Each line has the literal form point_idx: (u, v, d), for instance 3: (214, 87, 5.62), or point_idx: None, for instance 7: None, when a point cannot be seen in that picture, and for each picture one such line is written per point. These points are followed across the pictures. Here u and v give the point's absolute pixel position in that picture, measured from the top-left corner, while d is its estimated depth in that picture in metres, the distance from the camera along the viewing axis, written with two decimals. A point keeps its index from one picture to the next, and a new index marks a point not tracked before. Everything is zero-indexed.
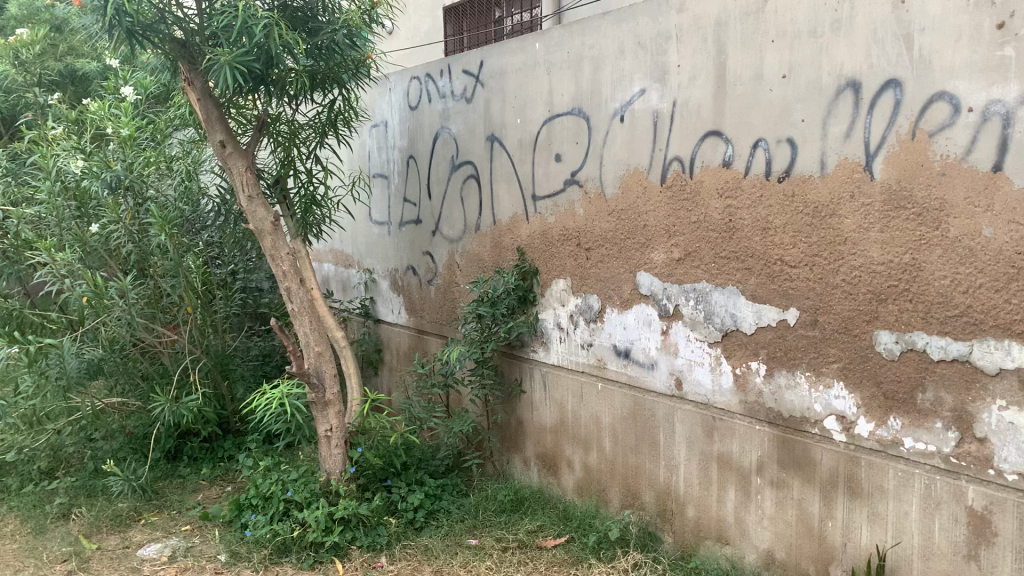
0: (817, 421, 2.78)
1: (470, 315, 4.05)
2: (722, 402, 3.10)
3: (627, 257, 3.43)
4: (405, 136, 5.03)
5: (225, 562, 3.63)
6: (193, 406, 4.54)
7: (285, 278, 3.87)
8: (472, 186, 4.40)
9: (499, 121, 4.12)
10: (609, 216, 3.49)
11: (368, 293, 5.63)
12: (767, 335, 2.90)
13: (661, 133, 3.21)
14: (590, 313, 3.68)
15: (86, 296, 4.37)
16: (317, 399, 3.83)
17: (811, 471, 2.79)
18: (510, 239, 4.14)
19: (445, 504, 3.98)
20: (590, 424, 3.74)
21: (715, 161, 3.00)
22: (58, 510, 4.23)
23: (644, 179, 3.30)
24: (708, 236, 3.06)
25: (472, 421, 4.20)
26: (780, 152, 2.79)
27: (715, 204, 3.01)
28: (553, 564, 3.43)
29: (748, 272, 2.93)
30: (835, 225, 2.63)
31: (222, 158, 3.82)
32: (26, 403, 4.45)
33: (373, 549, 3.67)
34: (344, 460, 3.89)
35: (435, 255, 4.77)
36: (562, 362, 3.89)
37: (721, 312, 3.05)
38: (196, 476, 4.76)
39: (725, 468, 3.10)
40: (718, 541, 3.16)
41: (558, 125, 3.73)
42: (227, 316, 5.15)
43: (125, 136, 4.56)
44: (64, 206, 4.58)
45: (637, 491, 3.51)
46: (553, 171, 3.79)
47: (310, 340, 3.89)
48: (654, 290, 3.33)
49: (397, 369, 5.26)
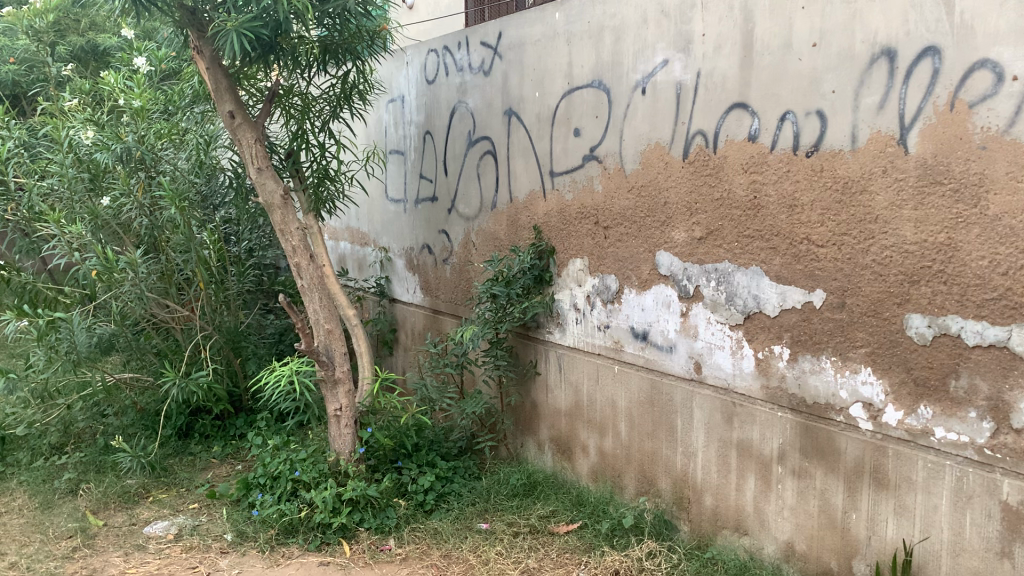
0: (842, 408, 2.64)
1: (485, 294, 3.94)
2: (743, 386, 2.97)
3: (647, 236, 3.30)
4: (422, 111, 4.92)
5: (231, 542, 3.57)
6: (203, 383, 4.47)
7: (295, 253, 3.77)
8: (489, 162, 4.29)
9: (517, 94, 4.00)
10: (629, 192, 3.36)
11: (383, 271, 5.55)
12: (792, 317, 2.77)
13: (684, 106, 3.07)
14: (607, 293, 3.56)
15: (96, 270, 4.33)
16: (327, 377, 3.74)
17: (835, 461, 2.66)
18: (526, 217, 4.02)
19: (457, 487, 3.90)
20: (605, 409, 3.64)
21: (740, 135, 2.86)
22: (66, 486, 4.18)
23: (666, 154, 3.17)
24: (732, 214, 2.92)
25: (485, 402, 4.10)
26: (809, 125, 2.65)
27: (740, 180, 2.88)
28: (564, 551, 3.35)
29: (773, 252, 2.80)
30: (866, 203, 2.50)
31: (231, 129, 3.73)
32: (37, 376, 4.40)
33: (381, 531, 3.59)
34: (353, 441, 3.82)
35: (451, 233, 4.67)
36: (577, 344, 3.78)
37: (743, 293, 2.92)
38: (207, 453, 4.71)
39: (745, 456, 2.98)
40: (736, 531, 3.05)
41: (577, 99, 3.60)
42: (240, 292, 5.08)
43: (137, 108, 4.49)
44: (77, 178, 4.51)
45: (652, 477, 3.40)
46: (572, 147, 3.66)
47: (320, 318, 3.80)
48: (674, 270, 3.20)
49: (412, 348, 5.18)
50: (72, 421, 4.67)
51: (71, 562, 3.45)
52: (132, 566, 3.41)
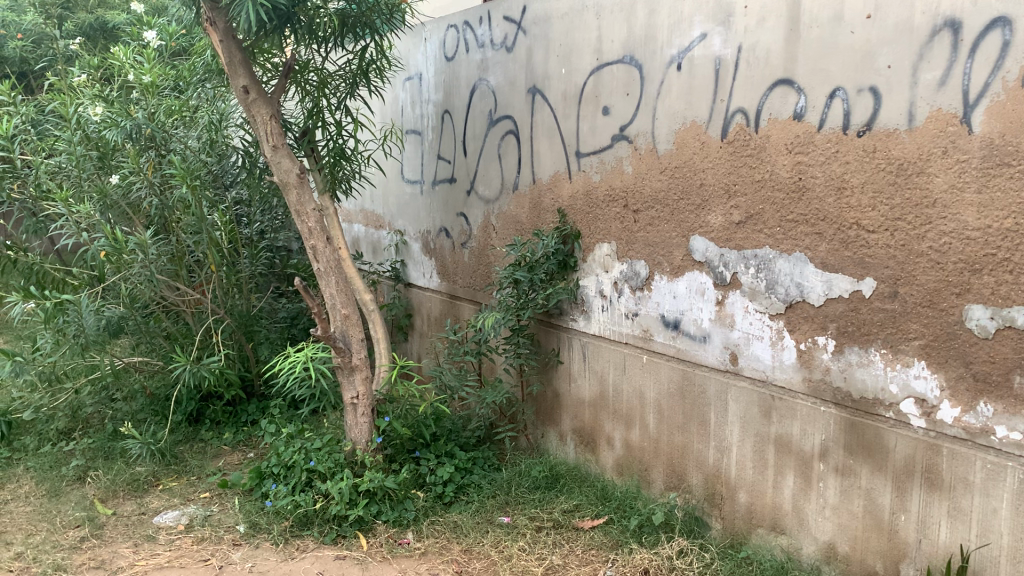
0: (892, 404, 2.49)
1: (506, 280, 3.80)
2: (783, 379, 2.83)
3: (680, 220, 3.15)
4: (441, 89, 4.75)
5: (245, 534, 3.44)
6: (214, 367, 4.35)
7: (310, 235, 3.62)
8: (511, 142, 4.13)
9: (543, 71, 3.83)
10: (662, 174, 3.20)
11: (398, 255, 5.41)
12: (838, 307, 2.62)
13: (723, 83, 2.91)
14: (636, 280, 3.41)
15: (106, 250, 4.18)
16: (343, 364, 3.60)
17: (883, 459, 2.52)
18: (550, 199, 3.87)
19: (477, 479, 3.77)
20: (633, 400, 3.49)
21: (785, 113, 2.70)
22: (74, 473, 4.07)
23: (702, 133, 3.01)
24: (774, 196, 2.77)
25: (506, 391, 3.97)
26: (860, 103, 2.48)
27: (784, 160, 2.72)
28: (590, 547, 3.22)
29: (819, 237, 2.64)
30: (924, 186, 2.33)
31: (245, 105, 3.58)
32: (45, 359, 4.31)
33: (399, 524, 3.46)
34: (370, 429, 3.68)
35: (470, 216, 4.52)
36: (603, 332, 3.64)
37: (785, 281, 2.77)
38: (218, 440, 4.58)
39: (784, 452, 2.84)
40: (772, 530, 2.92)
41: (607, 75, 3.44)
42: (253, 275, 4.95)
43: (147, 83, 4.33)
44: (86, 157, 4.40)
45: (682, 472, 3.26)
46: (600, 126, 3.50)
47: (337, 303, 3.66)
48: (709, 256, 3.05)
49: (428, 334, 5.05)
50: (81, 406, 4.54)
51: (79, 553, 3.33)
52: (142, 558, 3.29)
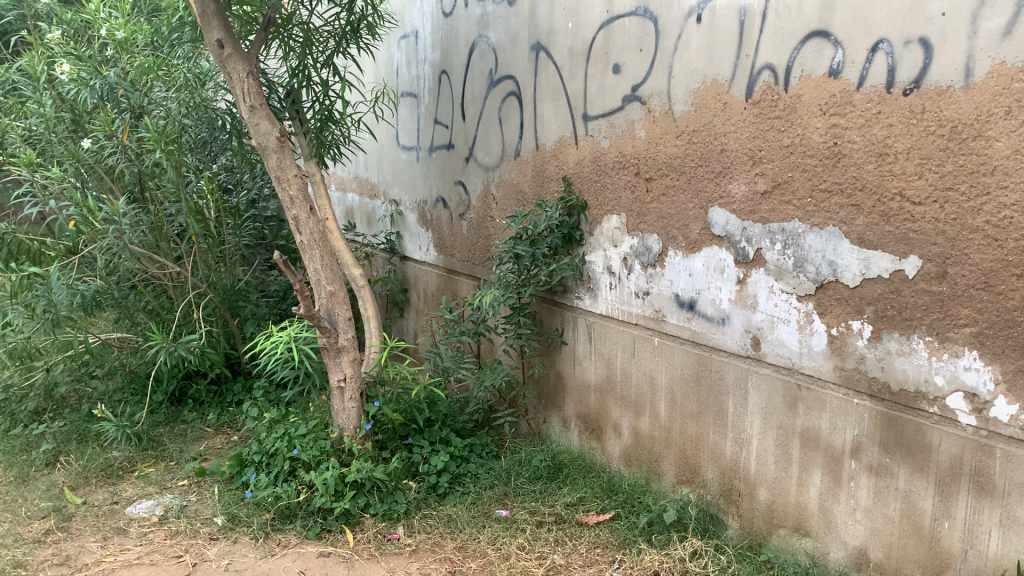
0: (936, 398, 2.21)
1: (507, 254, 3.51)
2: (810, 367, 2.55)
3: (698, 189, 2.86)
4: (438, 48, 4.44)
5: (223, 527, 3.19)
6: (193, 346, 4.08)
7: (293, 204, 3.31)
8: (512, 105, 3.82)
9: (547, 25, 3.51)
10: (678, 139, 2.91)
11: (393, 226, 5.13)
12: (876, 289, 2.33)
13: (749, 36, 2.60)
14: (648, 255, 3.13)
15: (75, 220, 3.90)
16: (329, 345, 3.32)
17: (925, 459, 2.24)
18: (554, 166, 3.58)
19: (473, 468, 3.52)
20: (642, 385, 3.23)
21: (819, 69, 2.39)
22: (43, 458, 3.82)
23: (725, 93, 2.70)
24: (805, 163, 2.47)
25: (506, 374, 3.69)
26: (907, 56, 2.16)
27: (817, 123, 2.41)
28: (595, 546, 2.97)
29: (856, 210, 2.34)
30: (981, 151, 2.02)
31: (220, 60, 3.25)
32: (15, 336, 4.01)
33: (389, 518, 3.21)
34: (359, 415, 3.40)
35: (469, 185, 4.23)
36: (610, 312, 3.37)
37: (816, 259, 2.48)
38: (201, 422, 4.33)
39: (810, 447, 2.57)
40: (795, 532, 2.65)
41: (618, 29, 3.13)
42: (238, 247, 4.68)
43: (120, 40, 4.07)
44: (57, 118, 4.09)
45: (697, 466, 3.00)
46: (610, 86, 3.20)
47: (321, 279, 3.36)
48: (730, 229, 2.76)
49: (425, 312, 4.80)
50: (56, 385, 4.30)
51: (42, 548, 3.08)
52: (110, 554, 3.04)
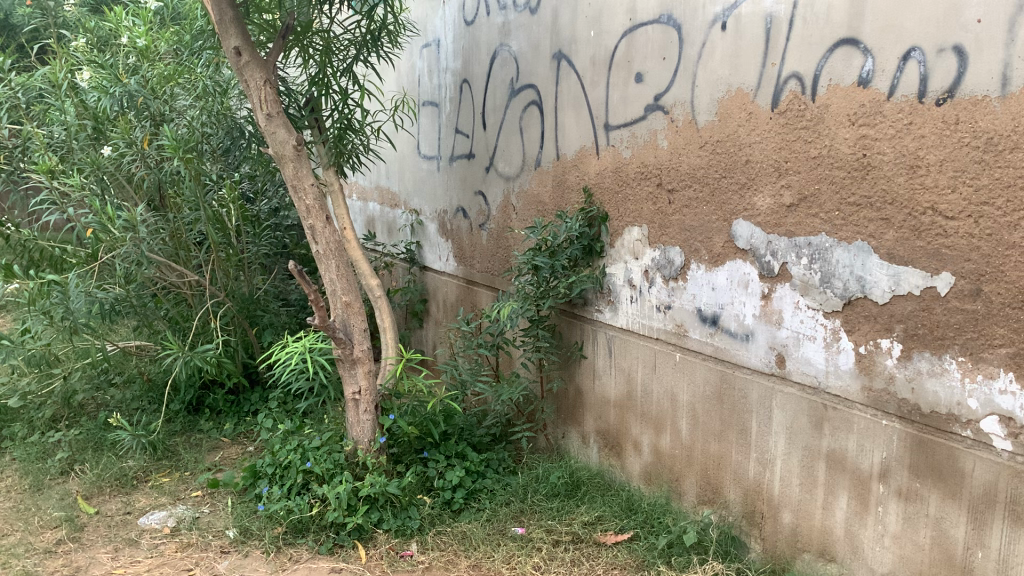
0: (970, 421, 2.11)
1: (526, 266, 3.45)
2: (837, 386, 2.46)
3: (722, 201, 2.78)
4: (459, 56, 4.39)
5: (234, 540, 3.15)
6: (210, 356, 4.05)
7: (309, 214, 3.27)
8: (533, 114, 3.77)
9: (569, 33, 3.46)
10: (701, 149, 2.83)
11: (414, 236, 5.08)
12: (906, 307, 2.24)
13: (775, 43, 2.52)
14: (669, 268, 3.05)
15: (94, 228, 3.87)
16: (344, 356, 3.27)
17: (957, 484, 2.14)
18: (575, 176, 3.52)
19: (489, 484, 3.45)
20: (663, 402, 3.14)
21: (849, 78, 2.31)
22: (58, 467, 3.81)
23: (750, 102, 2.62)
24: (833, 175, 2.38)
25: (524, 387, 3.62)
26: (941, 65, 2.07)
27: (845, 133, 2.33)
28: (613, 567, 2.89)
29: (885, 224, 2.26)
30: (1019, 164, 1.93)
31: (237, 68, 3.23)
32: (34, 343, 4.01)
33: (402, 534, 3.15)
34: (373, 428, 3.35)
35: (489, 195, 4.18)
36: (631, 326, 3.29)
37: (843, 274, 2.39)
38: (217, 432, 4.30)
39: (836, 470, 2.47)
40: (820, 557, 2.56)
41: (641, 37, 3.06)
42: (257, 255, 4.66)
43: (142, 47, 4.10)
44: (79, 125, 4.07)
45: (719, 486, 2.91)
46: (632, 95, 3.13)
47: (337, 289, 3.30)
48: (754, 243, 2.68)
49: (444, 323, 4.75)
50: (73, 393, 4.30)
51: (52, 558, 3.06)
52: (120, 566, 3.01)
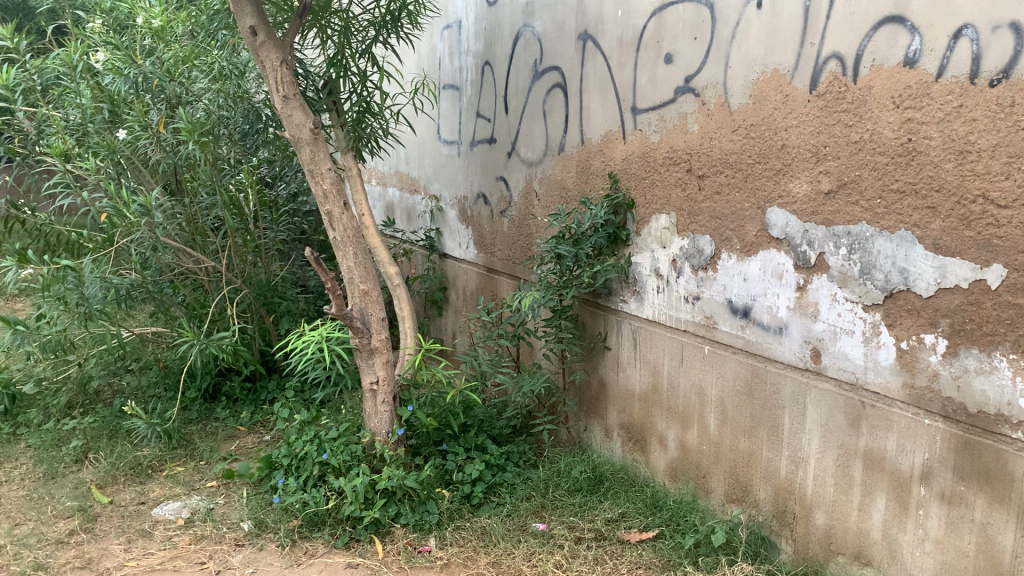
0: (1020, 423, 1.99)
1: (549, 253, 3.34)
2: (876, 383, 2.34)
3: (756, 188, 2.66)
4: (481, 38, 4.28)
5: (249, 533, 3.09)
6: (226, 344, 3.98)
7: (326, 199, 3.18)
8: (558, 96, 3.65)
9: (596, 13, 3.33)
10: (734, 133, 2.71)
11: (433, 222, 4.99)
12: (953, 301, 2.12)
13: (815, 21, 2.39)
14: (699, 258, 2.94)
15: (109, 212, 3.79)
16: (361, 346, 3.18)
17: (1006, 488, 2.02)
18: (600, 162, 3.40)
19: (509, 478, 3.36)
20: (690, 396, 3.04)
21: (893, 59, 2.18)
22: (73, 455, 3.76)
23: (787, 84, 2.50)
24: (876, 161, 2.26)
25: (545, 379, 3.53)
26: (995, 43, 1.94)
27: (889, 116, 2.20)
28: (637, 566, 2.79)
29: (931, 213, 2.13)
30: None
31: (253, 48, 3.13)
32: (49, 329, 3.95)
33: (420, 528, 3.07)
34: (391, 419, 3.26)
35: (511, 180, 4.07)
36: (657, 317, 3.18)
37: (885, 265, 2.27)
38: (233, 421, 4.25)
39: (873, 470, 2.36)
40: (856, 560, 2.45)
41: (671, 16, 2.94)
42: (274, 242, 4.58)
43: (156, 28, 4.07)
44: (95, 108, 4.00)
45: (748, 484, 2.81)
46: (662, 76, 3.01)
47: (355, 277, 3.19)
48: (789, 232, 2.56)
49: (464, 312, 4.66)
50: (88, 379, 4.25)
51: (64, 550, 3.00)
52: (133, 558, 2.95)
